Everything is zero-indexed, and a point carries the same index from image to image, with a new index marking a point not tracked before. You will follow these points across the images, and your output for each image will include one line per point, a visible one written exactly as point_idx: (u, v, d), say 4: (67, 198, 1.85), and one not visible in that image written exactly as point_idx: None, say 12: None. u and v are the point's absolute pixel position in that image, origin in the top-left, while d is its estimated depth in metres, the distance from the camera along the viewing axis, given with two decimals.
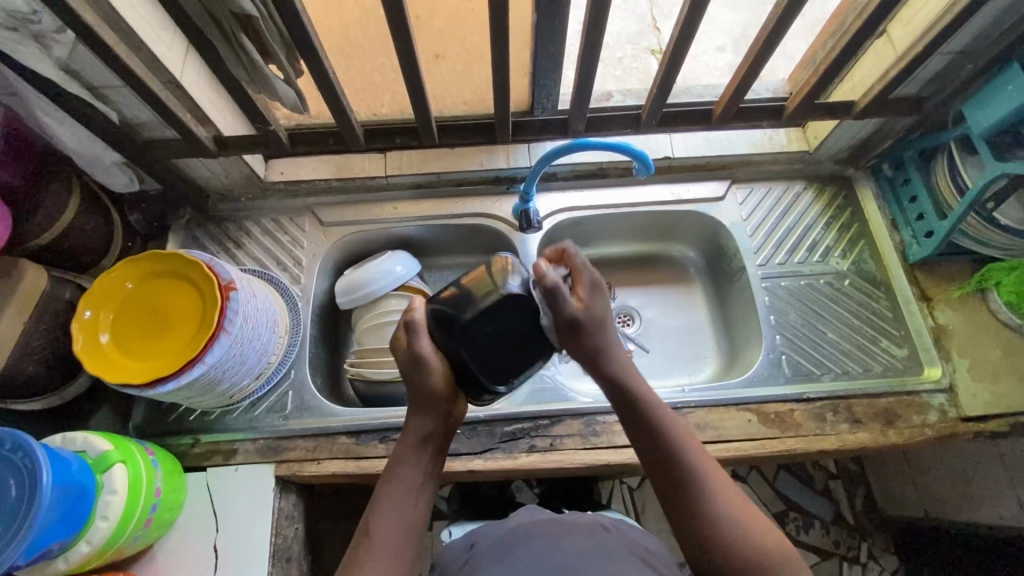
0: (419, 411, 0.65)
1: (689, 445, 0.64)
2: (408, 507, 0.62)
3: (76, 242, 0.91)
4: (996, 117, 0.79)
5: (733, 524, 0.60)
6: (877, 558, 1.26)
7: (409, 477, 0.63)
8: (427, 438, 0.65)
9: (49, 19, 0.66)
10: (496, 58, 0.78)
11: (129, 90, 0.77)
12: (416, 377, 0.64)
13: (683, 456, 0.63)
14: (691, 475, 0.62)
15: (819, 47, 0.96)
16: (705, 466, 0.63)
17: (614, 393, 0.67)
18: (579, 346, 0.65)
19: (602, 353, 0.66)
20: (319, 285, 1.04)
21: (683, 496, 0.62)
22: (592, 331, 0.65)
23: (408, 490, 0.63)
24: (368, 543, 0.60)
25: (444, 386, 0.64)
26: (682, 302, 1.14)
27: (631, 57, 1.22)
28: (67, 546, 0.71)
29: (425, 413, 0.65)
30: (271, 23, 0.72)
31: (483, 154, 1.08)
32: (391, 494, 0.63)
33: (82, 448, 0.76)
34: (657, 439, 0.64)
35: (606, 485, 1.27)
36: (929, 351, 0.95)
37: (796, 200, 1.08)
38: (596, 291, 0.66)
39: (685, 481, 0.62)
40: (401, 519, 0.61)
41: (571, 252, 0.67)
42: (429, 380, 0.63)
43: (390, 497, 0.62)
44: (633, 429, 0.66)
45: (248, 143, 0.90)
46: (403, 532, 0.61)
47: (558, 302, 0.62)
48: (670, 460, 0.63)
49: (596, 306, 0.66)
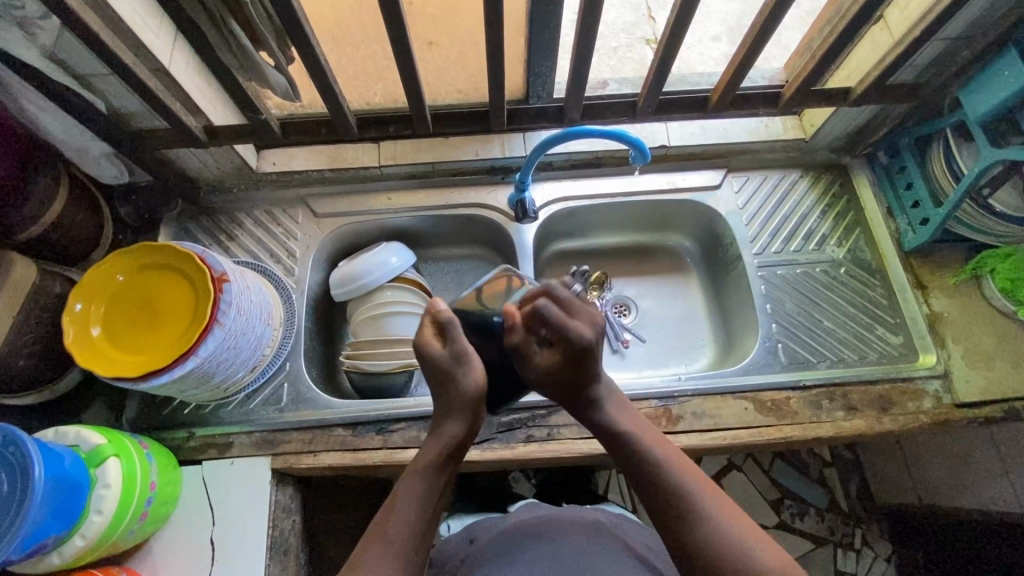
0: (455, 411, 0.65)
1: (670, 460, 0.63)
2: (427, 505, 0.61)
3: (64, 235, 0.90)
4: (992, 103, 0.79)
5: (723, 537, 0.57)
6: (871, 544, 1.27)
7: (433, 474, 0.63)
8: (461, 442, 0.65)
9: (33, 4, 0.65)
10: (490, 46, 0.77)
11: (118, 78, 0.76)
12: (451, 375, 0.65)
13: (666, 472, 0.62)
14: (676, 491, 0.60)
15: (815, 34, 0.95)
16: (694, 480, 0.61)
17: (602, 428, 0.68)
18: (555, 393, 0.69)
19: (580, 403, 0.69)
20: (314, 277, 1.03)
21: (671, 514, 0.60)
22: (565, 387, 0.68)
23: (426, 490, 0.62)
24: (387, 535, 0.58)
25: (482, 383, 0.65)
26: (679, 292, 1.14)
27: (626, 47, 1.21)
28: (62, 541, 0.71)
29: (460, 411, 0.65)
30: (261, 7, 0.71)
31: (478, 144, 1.07)
32: (413, 491, 0.61)
33: (76, 442, 0.75)
34: (640, 461, 0.64)
35: (603, 475, 1.27)
36: (924, 338, 0.95)
37: (793, 188, 1.08)
38: (576, 358, 0.66)
39: (672, 498, 0.60)
40: (418, 513, 0.60)
41: (547, 311, 0.66)
42: (461, 374, 0.64)
43: (414, 494, 0.61)
44: (620, 458, 0.66)
45: (239, 132, 0.89)
46: (423, 528, 0.60)
47: (526, 357, 0.68)
48: (654, 477, 0.62)
49: (568, 370, 0.67)
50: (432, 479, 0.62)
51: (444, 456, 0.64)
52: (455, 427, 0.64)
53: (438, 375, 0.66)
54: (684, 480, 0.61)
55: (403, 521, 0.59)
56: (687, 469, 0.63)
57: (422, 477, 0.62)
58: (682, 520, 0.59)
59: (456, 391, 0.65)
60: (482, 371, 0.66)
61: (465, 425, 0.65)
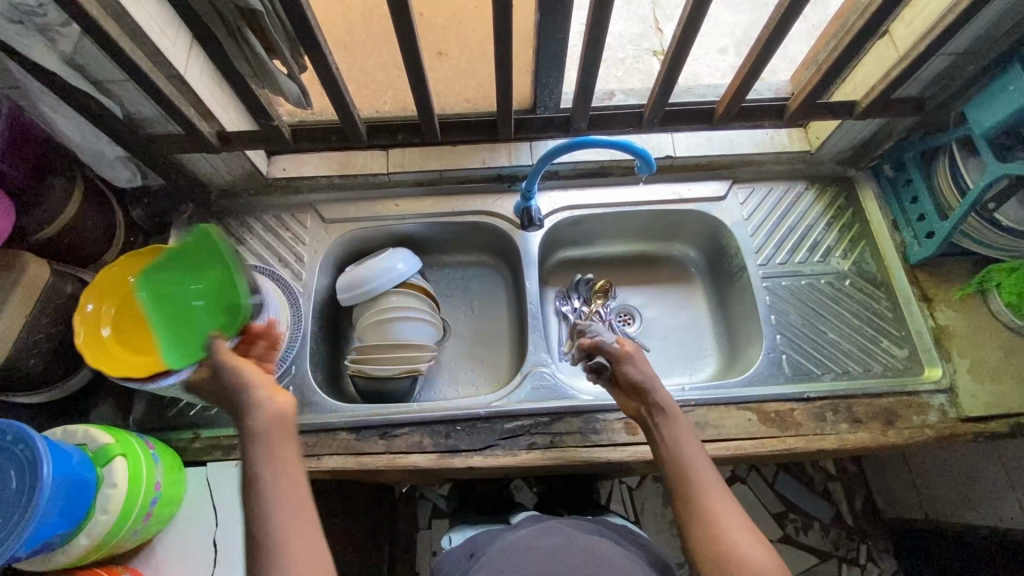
0: (251, 393, 0.63)
1: (703, 463, 0.70)
2: (279, 506, 0.58)
3: (78, 236, 0.92)
4: (996, 119, 0.79)
5: (731, 540, 0.63)
6: (877, 560, 1.25)
7: (268, 471, 0.59)
8: (263, 417, 0.62)
9: (54, 11, 0.67)
10: (499, 57, 0.79)
11: (133, 84, 0.78)
12: (229, 389, 0.64)
13: (695, 477, 0.68)
14: (696, 487, 0.68)
15: (820, 49, 0.96)
16: (716, 486, 0.68)
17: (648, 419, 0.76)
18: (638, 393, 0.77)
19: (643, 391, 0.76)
20: (321, 282, 1.04)
21: (693, 513, 0.66)
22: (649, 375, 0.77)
23: (275, 483, 0.59)
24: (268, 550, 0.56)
25: (253, 377, 0.64)
26: (683, 301, 1.14)
27: (633, 58, 1.22)
28: (68, 538, 0.72)
29: (245, 408, 0.63)
30: (276, 18, 0.72)
31: (486, 153, 1.07)
32: (270, 503, 0.58)
33: (83, 441, 0.77)
34: (677, 461, 0.70)
35: (604, 486, 1.27)
36: (929, 352, 0.95)
37: (798, 200, 1.09)
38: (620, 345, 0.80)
39: (694, 494, 0.67)
40: (283, 513, 0.57)
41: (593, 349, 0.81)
42: (240, 376, 0.64)
43: (272, 502, 0.58)
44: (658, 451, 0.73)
45: (250, 138, 0.91)
46: (295, 527, 0.57)
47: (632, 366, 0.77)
48: (684, 477, 0.69)
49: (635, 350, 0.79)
50: (295, 470, 0.60)
51: (278, 444, 0.61)
52: (252, 417, 0.62)
53: (234, 383, 0.64)
54: (708, 484, 0.68)
55: (268, 526, 0.57)
56: (714, 475, 0.69)
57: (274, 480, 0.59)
58: (704, 529, 0.64)
59: (234, 399, 0.64)
60: (255, 368, 0.65)
61: (267, 412, 0.62)
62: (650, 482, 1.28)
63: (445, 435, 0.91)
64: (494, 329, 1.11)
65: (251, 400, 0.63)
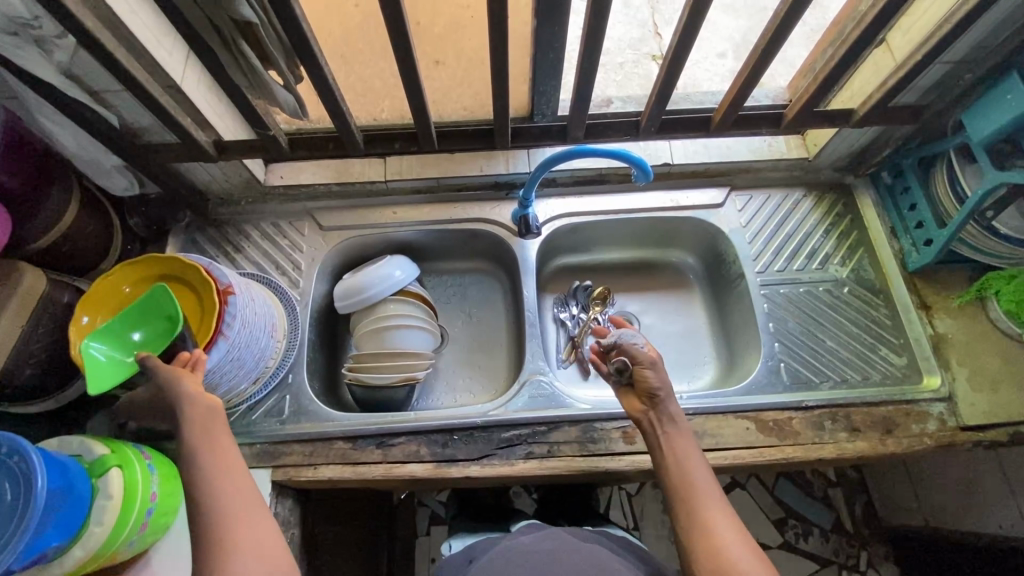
0: (179, 387, 0.66)
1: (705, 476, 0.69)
2: (225, 493, 0.62)
3: (75, 245, 0.92)
4: (994, 127, 0.79)
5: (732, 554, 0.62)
6: (877, 567, 1.25)
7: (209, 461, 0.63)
8: (200, 414, 0.66)
9: (50, 23, 0.67)
10: (496, 67, 0.78)
11: (130, 94, 0.78)
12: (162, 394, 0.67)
13: (699, 490, 0.68)
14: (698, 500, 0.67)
15: (818, 56, 0.96)
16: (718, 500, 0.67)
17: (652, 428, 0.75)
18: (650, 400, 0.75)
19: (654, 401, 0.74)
20: (318, 289, 1.04)
21: (693, 526, 0.65)
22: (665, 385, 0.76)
23: (218, 471, 0.63)
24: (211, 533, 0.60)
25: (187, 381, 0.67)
26: (681, 308, 1.14)
27: (632, 62, 1.22)
28: (62, 551, 0.71)
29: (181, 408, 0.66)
30: (271, 29, 0.72)
31: (483, 160, 1.08)
32: (216, 491, 0.62)
33: (79, 452, 0.77)
34: (680, 472, 0.70)
35: (604, 492, 1.27)
36: (928, 360, 0.95)
37: (796, 207, 1.08)
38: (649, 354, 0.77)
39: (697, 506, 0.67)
40: (230, 501, 0.62)
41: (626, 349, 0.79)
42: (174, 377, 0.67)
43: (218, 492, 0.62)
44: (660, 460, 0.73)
45: (247, 147, 0.91)
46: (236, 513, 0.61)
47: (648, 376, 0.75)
48: (687, 489, 0.68)
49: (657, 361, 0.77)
50: (231, 463, 0.64)
51: (203, 436, 0.65)
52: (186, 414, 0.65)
53: (164, 386, 0.67)
54: (710, 497, 0.67)
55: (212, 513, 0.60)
56: (715, 489, 0.68)
57: (209, 473, 0.62)
58: (706, 542, 0.64)
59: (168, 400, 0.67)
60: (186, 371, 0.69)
61: (199, 407, 0.66)
62: (650, 489, 1.28)
63: (442, 444, 0.91)
64: (492, 337, 1.10)
65: (182, 397, 0.66)
